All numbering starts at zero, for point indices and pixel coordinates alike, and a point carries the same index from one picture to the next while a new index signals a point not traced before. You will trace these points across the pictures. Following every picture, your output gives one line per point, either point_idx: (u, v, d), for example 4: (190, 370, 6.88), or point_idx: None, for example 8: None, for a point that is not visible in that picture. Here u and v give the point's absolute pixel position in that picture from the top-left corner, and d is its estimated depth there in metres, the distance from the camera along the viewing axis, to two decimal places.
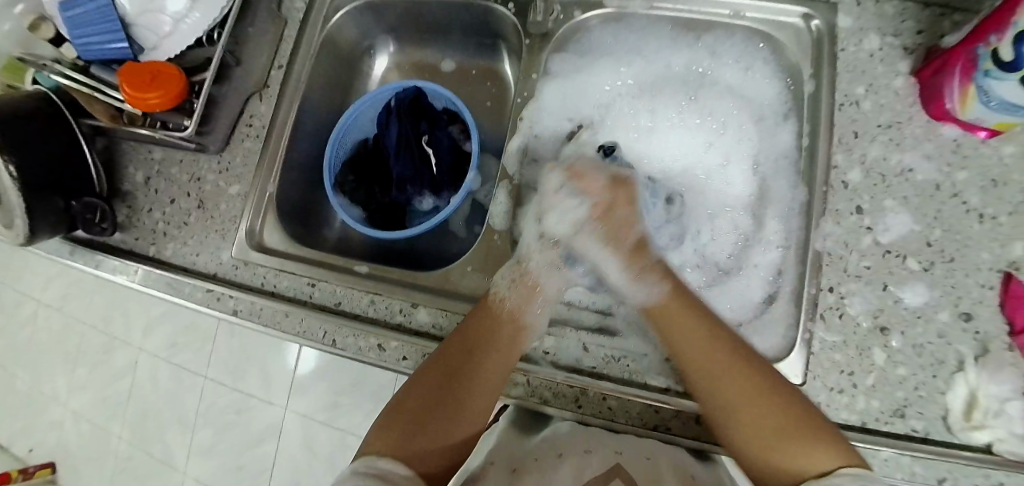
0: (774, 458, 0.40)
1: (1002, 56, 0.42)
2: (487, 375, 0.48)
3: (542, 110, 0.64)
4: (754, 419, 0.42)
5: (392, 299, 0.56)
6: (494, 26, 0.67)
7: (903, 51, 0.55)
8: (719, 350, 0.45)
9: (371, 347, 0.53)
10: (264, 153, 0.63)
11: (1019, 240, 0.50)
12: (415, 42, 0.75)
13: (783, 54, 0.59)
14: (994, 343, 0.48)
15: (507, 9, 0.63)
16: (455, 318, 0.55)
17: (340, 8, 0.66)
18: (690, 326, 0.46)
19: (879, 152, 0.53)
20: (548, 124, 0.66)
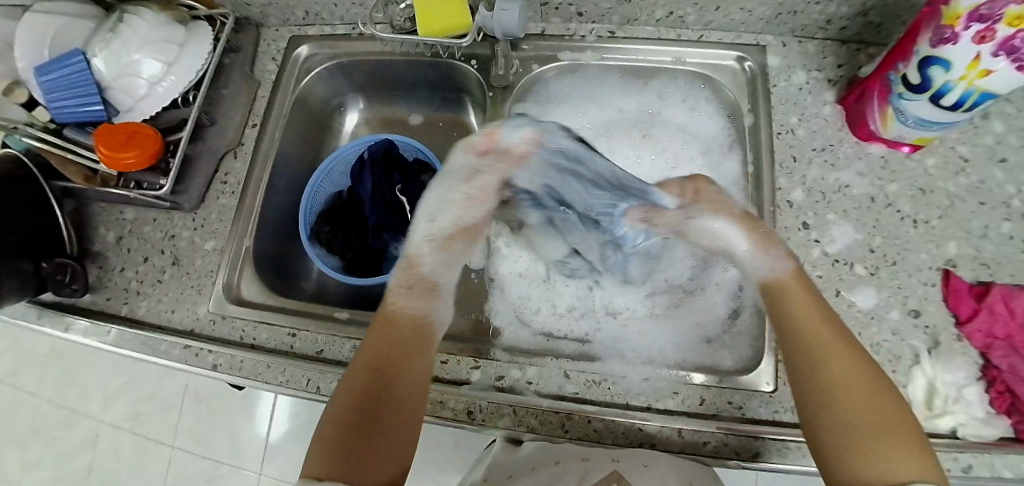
0: (862, 461, 0.37)
1: (911, 79, 0.49)
2: (414, 378, 0.45)
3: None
4: (860, 416, 0.38)
5: None
6: (459, 81, 0.72)
7: (825, 83, 0.62)
8: (828, 339, 0.42)
9: None
10: (240, 208, 0.64)
11: (950, 241, 0.55)
12: (386, 99, 0.79)
13: (723, 91, 0.66)
14: (944, 336, 0.51)
15: (470, 64, 0.68)
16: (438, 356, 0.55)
17: (312, 70, 0.71)
18: (805, 295, 0.45)
19: (817, 171, 0.59)
20: None
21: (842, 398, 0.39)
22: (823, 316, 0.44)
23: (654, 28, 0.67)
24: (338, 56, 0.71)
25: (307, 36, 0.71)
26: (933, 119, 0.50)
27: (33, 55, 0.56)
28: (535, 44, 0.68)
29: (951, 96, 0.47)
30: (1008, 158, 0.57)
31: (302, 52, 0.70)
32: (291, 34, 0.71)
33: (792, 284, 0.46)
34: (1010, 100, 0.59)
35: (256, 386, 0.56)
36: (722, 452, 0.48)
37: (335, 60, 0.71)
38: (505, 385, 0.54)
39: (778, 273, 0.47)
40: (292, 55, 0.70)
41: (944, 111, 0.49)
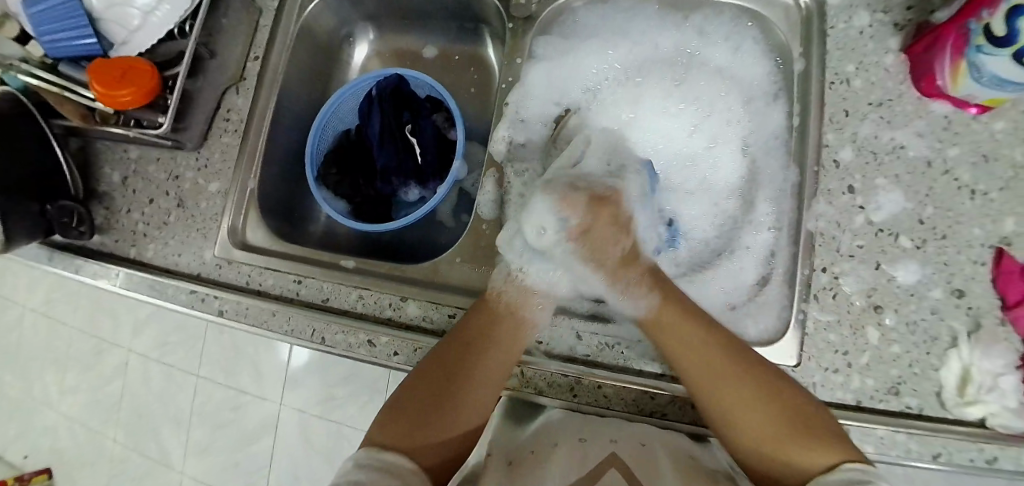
0: (778, 465, 0.42)
1: (996, 31, 0.42)
2: (484, 369, 0.48)
3: (529, 93, 0.62)
4: (759, 438, 0.43)
5: (379, 294, 0.55)
6: (477, 11, 0.65)
7: (891, 26, 0.54)
8: (745, 367, 0.45)
9: (360, 343, 0.53)
10: (244, 149, 0.61)
11: (1009, 216, 0.50)
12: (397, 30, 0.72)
13: (773, 32, 0.58)
14: (987, 318, 0.48)
15: None
16: (444, 310, 0.54)
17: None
18: (686, 327, 0.47)
19: (870, 129, 0.53)
20: (535, 108, 0.63)
21: (750, 420, 0.44)
22: (720, 349, 0.46)
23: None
24: None
25: None
26: (1012, 79, 0.44)
27: None
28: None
29: None
30: None
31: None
32: None
33: (673, 327, 0.48)
34: None
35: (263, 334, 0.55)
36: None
37: None
38: None
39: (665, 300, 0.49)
40: None
41: None
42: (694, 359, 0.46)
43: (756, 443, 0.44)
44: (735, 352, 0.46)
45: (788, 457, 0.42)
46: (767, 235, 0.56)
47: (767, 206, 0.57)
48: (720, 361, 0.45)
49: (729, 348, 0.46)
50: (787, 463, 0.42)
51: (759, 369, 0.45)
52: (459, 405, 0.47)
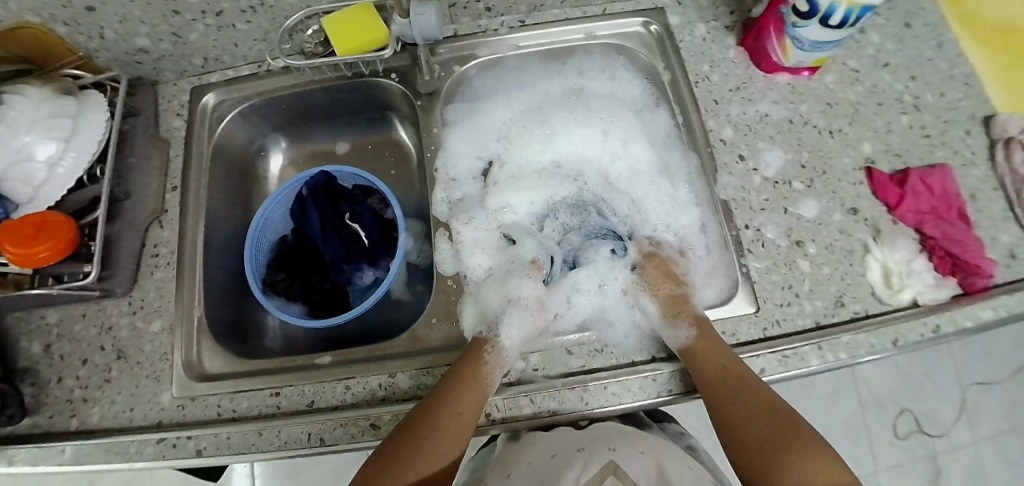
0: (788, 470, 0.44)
1: (801, 8, 0.54)
2: (445, 434, 0.47)
3: (453, 154, 0.65)
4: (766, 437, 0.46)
5: (367, 377, 0.53)
6: (382, 100, 0.68)
7: (724, 29, 0.66)
8: (778, 406, 0.48)
9: (363, 430, 0.50)
10: (181, 279, 0.58)
11: (863, 141, 0.61)
12: (303, 136, 0.73)
13: (635, 56, 0.66)
14: (882, 223, 0.57)
15: (393, 78, 0.65)
16: (436, 371, 0.53)
17: (226, 116, 0.64)
18: (725, 351, 0.50)
19: (738, 109, 0.62)
20: (462, 166, 0.65)
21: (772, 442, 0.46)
22: (746, 378, 0.49)
23: (560, 11, 0.66)
24: (249, 97, 0.64)
25: (209, 83, 0.63)
26: (826, 39, 0.56)
27: None
28: (451, 46, 0.66)
29: (836, 15, 0.52)
30: (891, 62, 0.65)
31: (208, 100, 0.63)
32: (193, 84, 0.63)
33: (712, 350, 0.50)
34: (879, 13, 0.68)
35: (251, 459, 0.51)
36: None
37: (247, 101, 0.64)
38: (514, 380, 0.53)
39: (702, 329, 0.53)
40: (197, 103, 0.63)
41: (835, 30, 0.55)
42: (732, 376, 0.49)
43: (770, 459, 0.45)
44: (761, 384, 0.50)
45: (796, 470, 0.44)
46: (694, 211, 0.61)
47: (685, 188, 0.62)
48: (747, 381, 0.49)
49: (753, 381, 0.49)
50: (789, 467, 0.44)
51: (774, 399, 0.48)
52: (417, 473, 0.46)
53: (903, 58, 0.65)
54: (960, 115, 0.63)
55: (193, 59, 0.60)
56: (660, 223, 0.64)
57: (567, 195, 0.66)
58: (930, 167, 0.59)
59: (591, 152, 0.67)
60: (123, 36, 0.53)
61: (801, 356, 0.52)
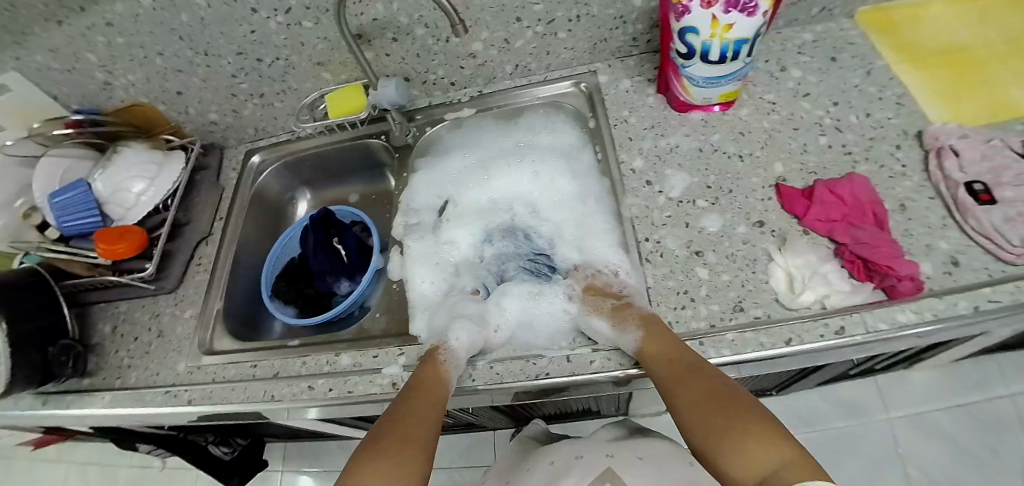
0: (745, 451, 0.40)
1: (682, 50, 0.61)
2: (417, 412, 0.50)
3: (416, 191, 0.78)
4: (723, 421, 0.42)
5: (318, 355, 0.64)
6: (376, 157, 0.86)
7: (647, 82, 0.74)
8: (730, 391, 0.45)
9: (302, 390, 0.61)
10: (210, 282, 0.77)
11: (775, 163, 0.63)
12: (324, 186, 0.93)
13: (569, 109, 0.77)
14: (790, 233, 0.57)
15: (379, 138, 0.82)
16: (369, 352, 0.62)
17: (264, 170, 0.86)
18: (674, 342, 0.49)
19: (649, 142, 0.68)
20: (422, 200, 0.78)
21: (731, 425, 0.42)
22: (699, 366, 0.47)
23: (511, 80, 0.79)
24: (282, 156, 0.86)
25: (257, 147, 0.87)
26: (715, 74, 0.62)
27: (44, 184, 0.73)
28: (426, 113, 0.81)
29: (713, 51, 0.59)
30: (812, 91, 0.67)
31: (254, 159, 0.86)
32: (247, 148, 0.87)
33: (658, 347, 0.49)
34: (803, 52, 0.71)
35: (226, 411, 0.63)
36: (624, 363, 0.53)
37: (280, 159, 0.86)
38: None
39: (651, 325, 0.52)
40: (246, 162, 0.86)
41: (718, 65, 0.61)
42: (678, 368, 0.47)
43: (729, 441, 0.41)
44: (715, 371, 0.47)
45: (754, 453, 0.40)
46: (606, 220, 0.66)
47: (598, 205, 0.68)
48: (701, 369, 0.47)
49: (707, 369, 0.47)
50: (746, 449, 0.40)
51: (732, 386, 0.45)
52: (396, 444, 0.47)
53: (825, 87, 0.67)
54: (889, 132, 0.62)
55: (245, 129, 0.85)
56: (575, 242, 0.69)
57: (502, 223, 0.76)
58: (839, 179, 0.58)
59: (531, 193, 0.76)
60: (199, 111, 0.80)
61: None
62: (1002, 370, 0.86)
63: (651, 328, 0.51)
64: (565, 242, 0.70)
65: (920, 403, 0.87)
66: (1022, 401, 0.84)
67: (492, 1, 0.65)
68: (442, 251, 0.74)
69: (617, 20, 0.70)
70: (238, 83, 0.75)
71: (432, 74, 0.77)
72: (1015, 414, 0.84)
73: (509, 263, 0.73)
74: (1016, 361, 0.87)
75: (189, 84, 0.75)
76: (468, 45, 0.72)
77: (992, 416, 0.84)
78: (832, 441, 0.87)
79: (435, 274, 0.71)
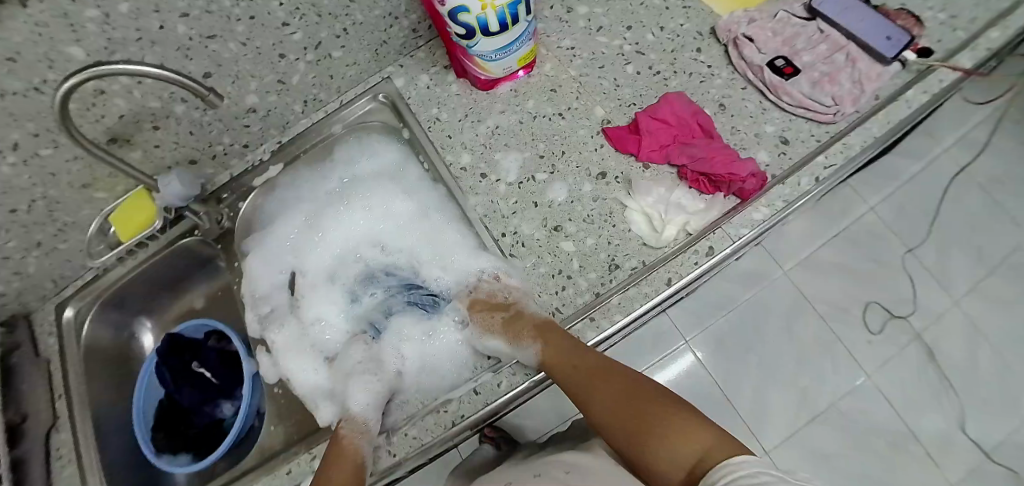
0: (666, 446, 0.37)
1: (459, 31, 0.56)
2: None
3: (254, 278, 0.68)
4: (639, 419, 0.40)
5: None
6: (205, 252, 0.71)
7: (444, 70, 0.67)
8: (636, 385, 0.43)
9: None
10: (83, 474, 0.61)
11: (595, 107, 0.60)
12: (166, 308, 0.77)
13: (378, 126, 0.68)
14: (634, 173, 0.55)
15: (194, 234, 0.68)
16: (280, 470, 0.53)
17: (87, 318, 0.69)
18: (575, 345, 0.47)
19: (470, 132, 0.63)
20: (264, 284, 0.68)
21: (647, 421, 0.39)
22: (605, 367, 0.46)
23: (307, 118, 0.70)
24: (96, 297, 0.70)
25: (65, 296, 0.70)
26: (502, 45, 0.58)
27: None
28: (232, 188, 0.70)
29: (490, 22, 0.54)
30: (603, 23, 0.65)
31: (68, 313, 0.69)
32: (55, 303, 0.70)
33: (561, 357, 0.47)
34: None
35: None
36: (529, 371, 0.51)
37: (96, 302, 0.69)
38: None
39: (548, 329, 0.49)
40: (61, 319, 0.68)
41: (501, 34, 0.56)
42: (584, 374, 0.45)
43: (647, 440, 0.38)
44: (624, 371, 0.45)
45: (673, 445, 0.36)
46: (451, 231, 0.61)
47: (443, 217, 0.62)
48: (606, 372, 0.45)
49: (612, 370, 0.45)
50: (665, 444, 0.37)
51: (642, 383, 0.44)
52: None
53: (613, 16, 0.65)
54: (686, 39, 0.62)
55: (43, 285, 0.68)
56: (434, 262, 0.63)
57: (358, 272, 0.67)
58: (656, 104, 0.57)
59: (379, 230, 0.67)
60: None
61: (579, 334, 0.49)
62: (856, 190, 0.87)
63: (546, 334, 0.49)
64: (429, 267, 0.63)
65: (806, 245, 0.86)
66: (881, 210, 0.86)
67: (244, 48, 0.57)
68: (312, 329, 0.66)
69: (388, 18, 0.62)
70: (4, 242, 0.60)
71: (218, 145, 0.67)
72: (881, 224, 0.86)
73: (385, 304, 0.65)
74: (864, 177, 0.88)
75: None
76: (241, 101, 0.63)
77: (867, 235, 0.86)
78: (750, 311, 0.85)
79: (312, 356, 0.64)
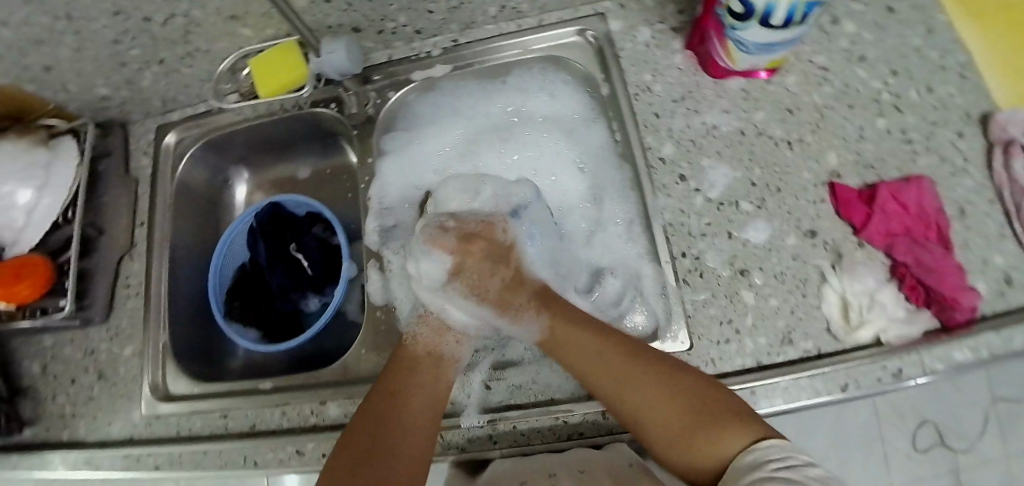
0: (694, 447, 0.40)
1: (735, 9, 0.46)
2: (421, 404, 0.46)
3: (386, 184, 0.65)
4: (662, 421, 0.41)
5: (301, 403, 0.55)
6: (330, 127, 0.68)
7: (671, 32, 0.58)
8: (665, 371, 0.42)
9: (290, 455, 0.53)
10: (149, 310, 0.63)
11: (829, 152, 0.52)
12: (271, 160, 0.75)
13: (574, 68, 0.61)
14: (845, 246, 0.50)
15: (331, 107, 0.64)
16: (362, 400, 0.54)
17: (186, 153, 0.68)
18: (582, 340, 0.46)
19: (682, 121, 0.55)
20: (394, 194, 0.65)
21: (665, 420, 0.41)
22: (613, 354, 0.44)
23: (494, 25, 0.62)
24: (206, 133, 0.68)
25: (172, 122, 0.68)
26: (772, 40, 0.47)
27: None
28: (387, 71, 0.64)
29: (778, 14, 0.43)
30: (867, 55, 0.55)
31: (171, 139, 0.68)
32: (159, 124, 0.69)
33: (566, 334, 0.47)
34: None
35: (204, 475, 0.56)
36: None
37: (204, 137, 0.68)
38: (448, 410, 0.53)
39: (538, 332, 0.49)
40: (162, 144, 0.68)
41: (780, 30, 0.46)
42: (603, 376, 0.44)
43: (674, 440, 0.41)
44: (627, 342, 0.45)
45: (701, 448, 0.39)
46: (619, 228, 0.57)
47: (614, 204, 0.58)
48: (617, 358, 0.44)
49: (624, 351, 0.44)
50: (700, 446, 0.39)
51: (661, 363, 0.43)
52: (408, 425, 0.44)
53: (881, 50, 0.55)
54: (950, 115, 0.53)
55: (150, 102, 0.66)
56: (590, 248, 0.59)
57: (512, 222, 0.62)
58: (902, 181, 0.50)
59: None
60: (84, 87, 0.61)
61: None
62: None
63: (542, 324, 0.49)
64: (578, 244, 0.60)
65: None
66: None
67: None
68: None
69: None
70: (126, 49, 0.55)
71: (391, 22, 0.58)
72: None
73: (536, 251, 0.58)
74: None
75: (55, 57, 0.55)
76: None
77: None
78: None
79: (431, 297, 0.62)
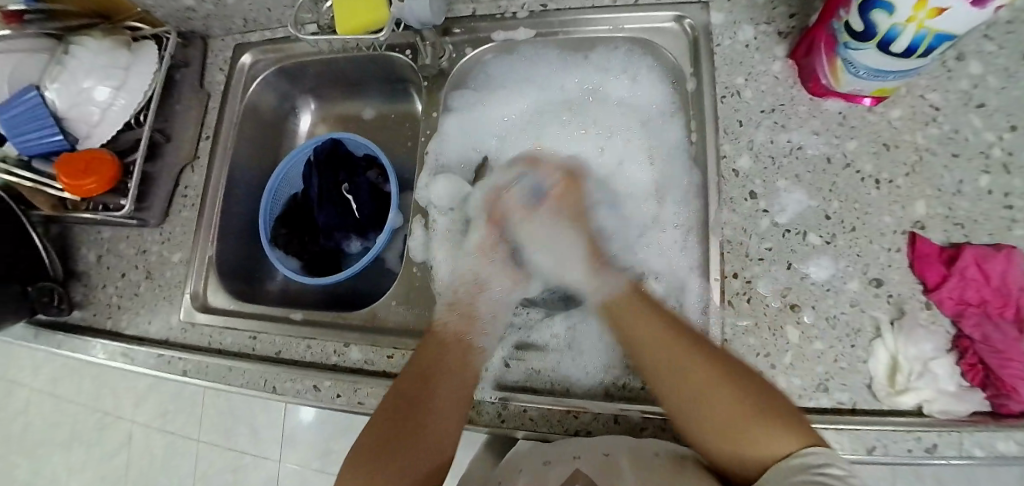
0: (737, 442, 0.38)
1: (854, 26, 0.42)
2: (445, 398, 0.48)
3: (446, 141, 0.64)
4: (710, 418, 0.40)
5: (326, 341, 0.57)
6: (400, 73, 0.68)
7: (776, 37, 0.54)
8: (717, 363, 0.42)
9: (307, 388, 0.55)
10: (200, 222, 0.65)
11: (918, 200, 0.48)
12: (337, 97, 0.75)
13: (663, 57, 0.58)
14: (910, 304, 0.46)
15: (405, 54, 0.64)
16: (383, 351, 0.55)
17: (257, 76, 0.69)
18: (647, 320, 0.47)
19: (765, 135, 0.52)
20: (452, 153, 0.65)
21: (701, 402, 0.41)
22: (677, 345, 0.44)
23: None
24: (281, 59, 0.69)
25: (249, 42, 0.69)
26: (885, 68, 0.43)
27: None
28: (468, 27, 0.62)
29: (900, 42, 0.39)
30: (988, 101, 0.50)
31: (245, 59, 0.68)
32: (235, 42, 0.69)
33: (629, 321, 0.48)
34: (991, 36, 0.51)
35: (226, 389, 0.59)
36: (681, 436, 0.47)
37: (278, 63, 0.69)
38: None
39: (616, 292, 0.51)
40: (236, 63, 0.69)
41: (897, 59, 0.41)
42: (670, 356, 0.44)
43: (707, 429, 0.40)
44: (683, 329, 0.45)
45: (742, 443, 0.38)
46: (672, 233, 0.55)
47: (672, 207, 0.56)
48: (671, 342, 0.44)
49: (680, 339, 0.44)
50: (741, 444, 0.38)
51: (699, 353, 0.43)
52: (431, 418, 0.46)
53: (1005, 99, 0.50)
54: None
55: (233, 19, 0.66)
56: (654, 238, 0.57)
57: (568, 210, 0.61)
58: (989, 247, 0.46)
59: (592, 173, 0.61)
60: None
61: None
62: None
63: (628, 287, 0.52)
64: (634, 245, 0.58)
65: None
66: None
67: None
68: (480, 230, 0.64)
69: None
70: None
71: None
72: None
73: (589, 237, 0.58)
74: None
75: None
76: None
77: None
78: None
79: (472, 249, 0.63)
